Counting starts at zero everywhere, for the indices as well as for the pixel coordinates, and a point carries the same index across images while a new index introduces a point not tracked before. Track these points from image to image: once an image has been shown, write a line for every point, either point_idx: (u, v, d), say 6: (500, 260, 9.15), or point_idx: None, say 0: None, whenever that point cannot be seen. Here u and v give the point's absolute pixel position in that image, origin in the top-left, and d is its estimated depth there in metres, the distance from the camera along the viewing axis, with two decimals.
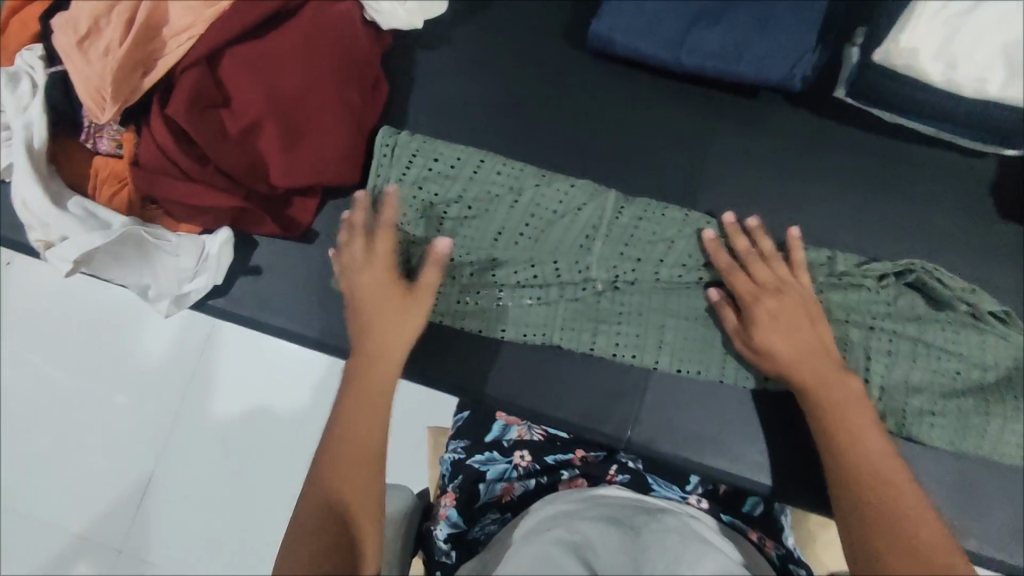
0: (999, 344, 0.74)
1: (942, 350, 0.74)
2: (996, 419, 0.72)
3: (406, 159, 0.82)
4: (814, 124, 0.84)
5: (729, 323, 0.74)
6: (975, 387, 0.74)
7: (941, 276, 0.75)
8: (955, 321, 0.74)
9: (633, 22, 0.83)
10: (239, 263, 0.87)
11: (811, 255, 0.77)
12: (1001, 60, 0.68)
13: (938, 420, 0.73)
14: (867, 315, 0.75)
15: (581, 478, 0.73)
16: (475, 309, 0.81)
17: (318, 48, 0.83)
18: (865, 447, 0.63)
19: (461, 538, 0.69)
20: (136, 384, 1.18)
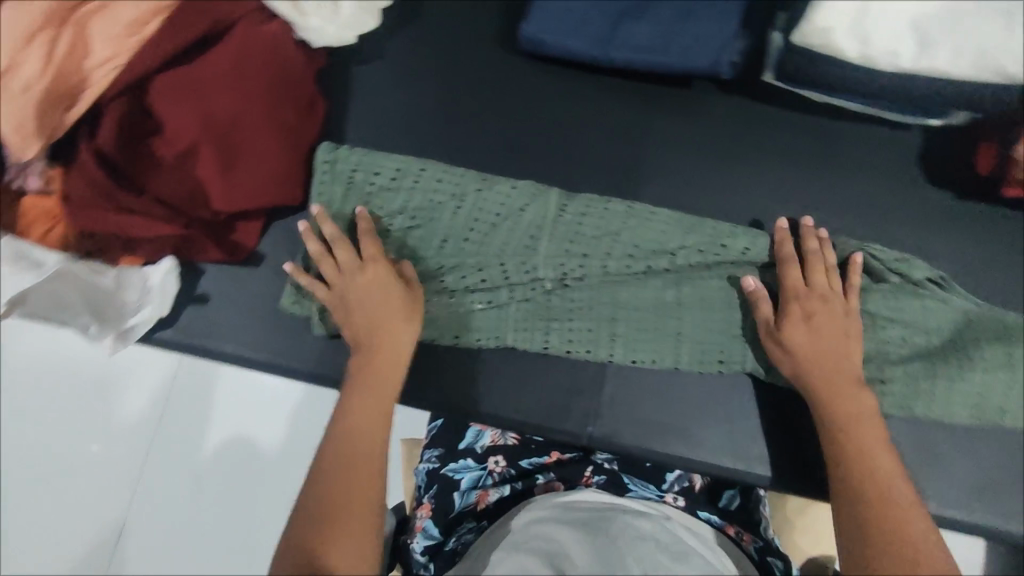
0: (940, 308, 0.75)
1: (886, 319, 0.76)
2: (942, 381, 0.74)
3: (346, 175, 0.83)
4: (745, 108, 0.86)
5: (762, 312, 0.74)
6: (920, 352, 0.75)
7: (872, 250, 0.77)
8: (895, 291, 0.76)
9: (561, 22, 0.84)
10: (186, 292, 0.86)
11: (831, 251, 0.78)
12: (911, 32, 0.70)
13: (887, 388, 0.75)
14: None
15: (556, 481, 0.75)
16: (427, 318, 0.81)
17: (250, 70, 0.82)
18: (880, 471, 0.65)
19: (437, 550, 0.72)
20: (102, 429, 1.14)
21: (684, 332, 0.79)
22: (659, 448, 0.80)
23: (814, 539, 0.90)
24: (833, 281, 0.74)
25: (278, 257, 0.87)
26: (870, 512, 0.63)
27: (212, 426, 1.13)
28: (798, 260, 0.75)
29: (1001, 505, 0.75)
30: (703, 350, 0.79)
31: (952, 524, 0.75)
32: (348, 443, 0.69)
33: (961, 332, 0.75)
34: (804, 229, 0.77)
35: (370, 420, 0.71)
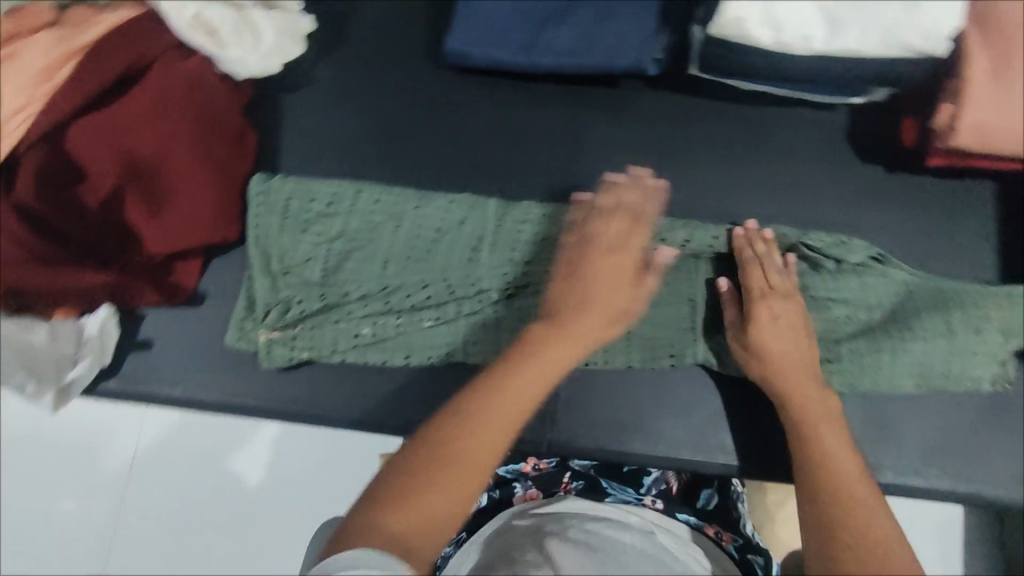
0: (878, 282, 0.77)
1: (826, 299, 0.77)
2: (886, 354, 0.75)
3: (281, 205, 0.82)
4: (674, 103, 0.88)
5: (728, 318, 0.76)
6: (863, 329, 0.77)
7: (808, 237, 0.78)
8: (833, 272, 0.77)
9: (483, 33, 0.84)
10: (128, 339, 0.84)
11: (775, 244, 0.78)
12: (819, 17, 0.71)
13: (834, 367, 0.76)
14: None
15: (533, 490, 0.77)
16: (376, 341, 0.80)
17: (173, 108, 0.81)
18: (842, 469, 0.64)
19: None
20: (76, 488, 1.11)
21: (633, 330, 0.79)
22: (621, 448, 0.80)
23: (788, 528, 0.91)
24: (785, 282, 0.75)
25: (219, 294, 0.85)
26: (827, 500, 0.62)
27: (179, 473, 1.10)
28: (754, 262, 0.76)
29: (957, 470, 0.76)
30: (651, 346, 0.79)
31: (909, 493, 0.76)
32: (473, 402, 0.61)
33: (899, 303, 0.76)
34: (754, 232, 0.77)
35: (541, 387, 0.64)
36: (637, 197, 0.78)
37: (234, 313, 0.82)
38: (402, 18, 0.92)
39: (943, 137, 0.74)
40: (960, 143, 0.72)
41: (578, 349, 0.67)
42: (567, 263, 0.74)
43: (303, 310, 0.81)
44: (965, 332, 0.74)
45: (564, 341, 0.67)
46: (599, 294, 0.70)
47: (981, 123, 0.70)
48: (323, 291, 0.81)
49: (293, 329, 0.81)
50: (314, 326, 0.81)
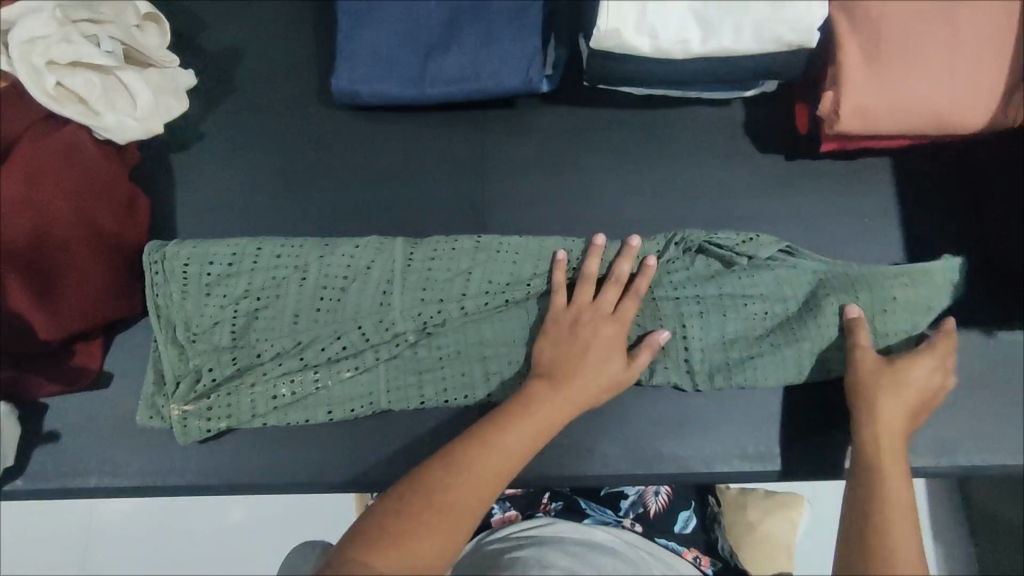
0: (790, 274, 0.77)
1: (742, 299, 0.77)
2: (807, 343, 0.75)
3: (180, 271, 0.77)
4: (574, 116, 0.87)
5: (860, 341, 0.72)
6: (783, 322, 0.77)
7: (717, 237, 0.78)
8: (745, 269, 0.77)
9: (368, 69, 0.82)
10: (32, 433, 0.79)
11: (700, 262, 0.78)
12: (694, 17, 0.71)
13: (759, 363, 0.76)
14: (668, 287, 0.77)
15: (513, 512, 0.84)
16: (295, 400, 0.77)
17: (47, 182, 0.74)
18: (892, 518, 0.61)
19: None
20: None
21: None
22: (560, 472, 0.79)
23: (768, 545, 0.89)
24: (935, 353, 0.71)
25: (127, 371, 0.82)
26: (877, 514, 0.62)
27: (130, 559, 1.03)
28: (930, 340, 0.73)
29: None
30: None
31: (842, 475, 0.78)
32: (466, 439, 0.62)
33: (814, 292, 0.76)
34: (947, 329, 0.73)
35: (529, 441, 0.63)
36: (644, 282, 0.74)
37: (144, 389, 0.78)
38: (288, 61, 0.89)
39: (830, 124, 0.74)
40: (844, 128, 0.73)
41: (566, 410, 0.66)
42: (558, 328, 0.72)
43: (216, 377, 0.77)
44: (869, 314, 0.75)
45: (557, 398, 0.66)
46: (587, 358, 0.69)
47: (863, 107, 0.71)
48: (234, 354, 0.77)
49: (208, 398, 0.77)
50: (231, 392, 0.77)
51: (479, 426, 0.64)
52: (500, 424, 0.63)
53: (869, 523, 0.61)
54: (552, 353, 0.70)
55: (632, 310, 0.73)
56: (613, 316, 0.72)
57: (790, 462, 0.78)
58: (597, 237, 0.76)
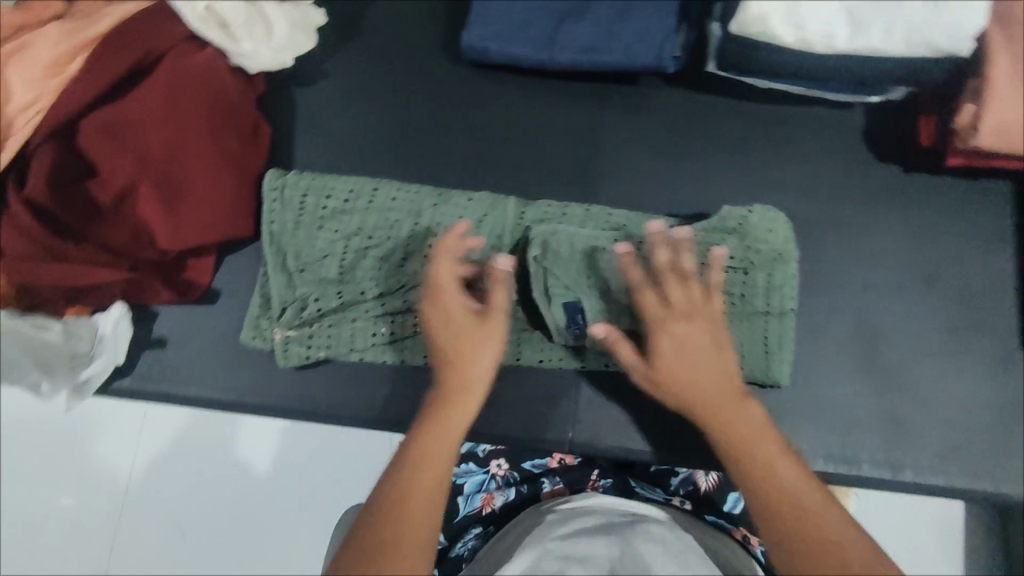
0: (786, 285, 0.77)
1: (729, 292, 0.77)
2: (759, 341, 0.77)
3: (297, 202, 0.80)
4: (693, 100, 0.87)
5: (625, 357, 0.70)
6: (747, 314, 0.78)
7: (733, 223, 0.78)
8: (748, 262, 0.77)
9: (502, 29, 0.84)
10: (142, 337, 0.83)
11: (742, 239, 0.77)
12: (844, 13, 0.71)
13: (747, 357, 0.77)
14: (762, 296, 0.77)
15: (562, 486, 0.77)
16: (395, 339, 0.80)
17: (186, 103, 0.78)
18: (776, 471, 0.58)
19: (441, 557, 0.72)
20: (76, 483, 1.08)
21: None
22: (645, 446, 0.81)
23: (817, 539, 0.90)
24: (686, 296, 0.69)
25: (235, 292, 0.85)
26: (769, 490, 0.57)
27: (186, 471, 1.07)
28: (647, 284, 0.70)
29: (970, 467, 0.77)
30: None
31: (927, 490, 0.77)
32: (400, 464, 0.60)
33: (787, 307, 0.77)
34: (653, 237, 0.72)
35: (441, 460, 0.60)
36: (505, 290, 0.70)
37: (250, 310, 0.82)
38: (418, 12, 0.91)
39: (966, 136, 0.74)
40: (981, 144, 0.72)
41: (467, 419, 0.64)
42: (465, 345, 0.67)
43: (321, 308, 0.80)
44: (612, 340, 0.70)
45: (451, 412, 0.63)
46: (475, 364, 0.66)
47: (1003, 124, 0.70)
48: (340, 288, 0.80)
49: (310, 327, 0.80)
50: (332, 324, 0.80)
51: (391, 478, 0.59)
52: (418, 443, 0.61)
53: (768, 498, 0.57)
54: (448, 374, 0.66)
55: (485, 334, 0.68)
56: (483, 325, 0.68)
57: (876, 468, 0.78)
58: (656, 224, 0.72)
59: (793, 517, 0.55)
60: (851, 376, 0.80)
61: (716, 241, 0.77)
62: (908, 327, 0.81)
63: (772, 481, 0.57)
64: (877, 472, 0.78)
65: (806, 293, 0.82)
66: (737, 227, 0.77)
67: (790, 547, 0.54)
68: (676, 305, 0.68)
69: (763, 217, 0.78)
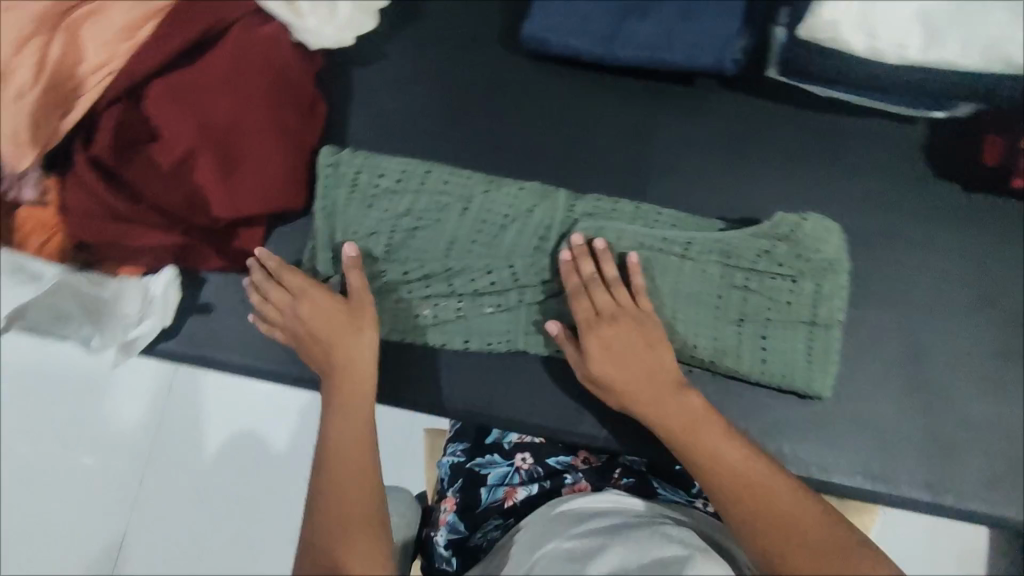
0: (836, 297, 0.76)
1: (775, 300, 0.76)
2: (803, 351, 0.76)
3: (350, 178, 0.80)
4: (750, 104, 0.86)
5: (570, 355, 0.74)
6: (793, 321, 0.77)
7: (787, 228, 0.76)
8: (799, 270, 0.76)
9: (563, 21, 0.84)
10: (188, 302, 0.84)
11: (797, 245, 0.75)
12: (916, 26, 0.71)
13: (789, 366, 0.76)
14: (810, 307, 0.76)
15: (584, 482, 0.76)
16: (437, 322, 0.81)
17: (248, 74, 0.79)
18: (723, 458, 0.62)
19: (461, 544, 0.74)
20: (101, 444, 1.09)
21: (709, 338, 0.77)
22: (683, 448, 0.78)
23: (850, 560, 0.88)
24: (608, 300, 0.73)
25: None
26: (723, 475, 0.61)
27: (213, 439, 1.08)
28: (580, 290, 0.74)
29: (1010, 496, 0.76)
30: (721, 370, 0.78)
31: (965, 515, 0.76)
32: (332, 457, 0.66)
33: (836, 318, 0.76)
34: (573, 250, 0.75)
35: (355, 440, 0.67)
36: (357, 272, 0.75)
37: None
38: None
39: None
40: None
41: (368, 398, 0.70)
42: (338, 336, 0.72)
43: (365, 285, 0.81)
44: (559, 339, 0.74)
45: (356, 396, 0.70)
46: (351, 353, 0.72)
47: None
48: (385, 266, 0.80)
49: None
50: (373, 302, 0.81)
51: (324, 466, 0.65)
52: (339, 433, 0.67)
53: (724, 482, 0.60)
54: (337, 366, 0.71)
55: (364, 321, 0.73)
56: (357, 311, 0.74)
57: (916, 489, 0.76)
58: (576, 236, 0.76)
59: (751, 497, 0.59)
60: (895, 394, 0.78)
61: (766, 248, 0.76)
62: (955, 348, 0.79)
63: (724, 465, 0.61)
64: (916, 494, 0.76)
65: (854, 307, 0.81)
66: (788, 234, 0.76)
67: (754, 526, 0.57)
68: (603, 309, 0.72)
69: (817, 225, 0.76)
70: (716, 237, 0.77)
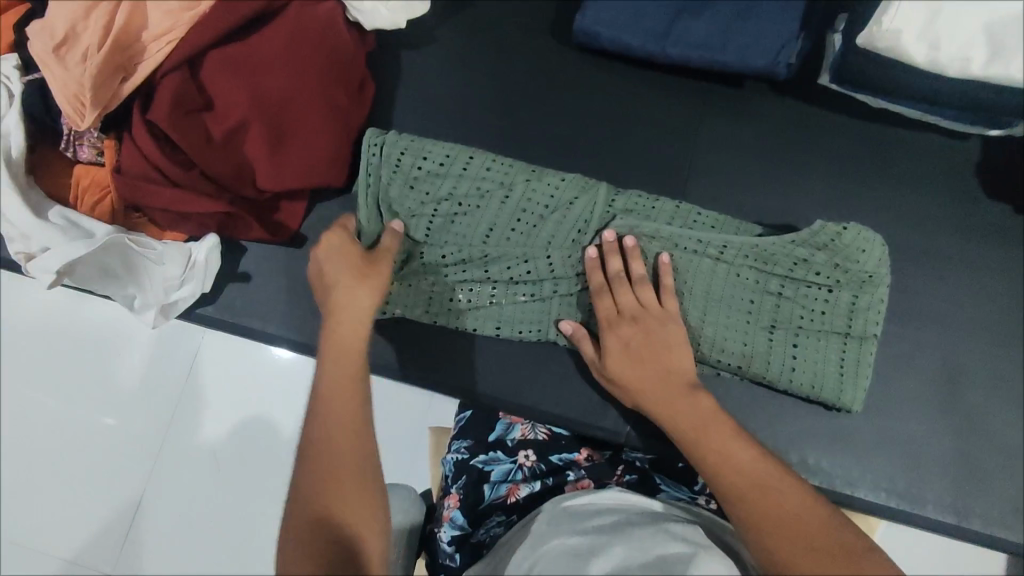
0: (875, 310, 0.75)
1: (810, 309, 0.75)
2: (836, 364, 0.75)
3: (394, 158, 0.80)
4: (798, 111, 0.85)
5: (586, 353, 0.76)
6: (829, 333, 0.75)
7: (826, 236, 0.74)
8: (838, 281, 0.74)
9: (616, 15, 0.84)
10: (226, 270, 0.86)
11: (840, 254, 0.74)
12: (983, 39, 0.68)
13: (821, 378, 0.75)
14: (847, 320, 0.75)
15: (586, 479, 0.74)
16: (470, 307, 0.82)
17: (303, 50, 0.81)
18: (733, 460, 0.60)
19: (465, 539, 0.72)
20: (128, 405, 1.12)
21: (740, 345, 0.76)
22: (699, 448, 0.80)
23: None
24: (632, 299, 0.73)
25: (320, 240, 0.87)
26: (729, 476, 0.59)
27: (237, 406, 1.11)
28: (604, 289, 0.75)
29: None
30: (750, 377, 0.77)
31: (989, 540, 0.75)
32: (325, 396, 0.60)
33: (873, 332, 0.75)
34: (604, 247, 0.76)
35: (347, 380, 0.61)
36: (396, 241, 0.75)
37: None
38: None
39: None
40: None
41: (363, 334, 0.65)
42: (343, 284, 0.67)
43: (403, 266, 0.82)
44: (575, 337, 0.77)
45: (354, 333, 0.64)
46: (354, 302, 0.66)
47: None
48: (423, 250, 0.81)
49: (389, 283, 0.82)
50: (410, 283, 0.82)
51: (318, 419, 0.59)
52: (333, 371, 0.61)
53: (731, 483, 0.58)
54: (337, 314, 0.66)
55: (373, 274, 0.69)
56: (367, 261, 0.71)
57: (942, 511, 0.75)
58: (606, 234, 0.76)
59: (758, 498, 0.57)
60: (923, 415, 0.77)
61: (805, 256, 0.74)
62: (992, 371, 0.78)
63: (730, 465, 0.59)
64: (941, 516, 0.75)
65: (890, 323, 0.79)
66: (830, 242, 0.74)
67: (761, 529, 0.55)
68: (626, 309, 0.73)
69: (863, 232, 0.74)
70: (755, 242, 0.75)
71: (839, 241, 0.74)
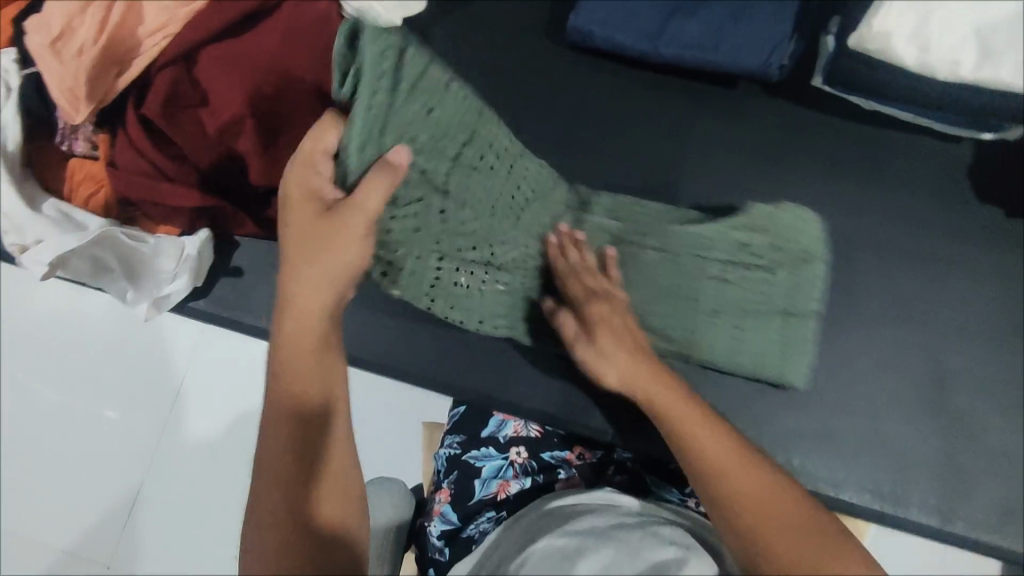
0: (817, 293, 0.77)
1: (753, 292, 0.78)
2: (785, 349, 0.77)
3: (416, 70, 0.60)
4: (791, 112, 0.85)
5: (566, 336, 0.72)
6: (774, 316, 0.78)
7: (764, 219, 0.78)
8: (777, 263, 0.78)
9: (609, 15, 0.84)
10: (219, 265, 0.87)
11: (782, 236, 0.77)
12: (973, 41, 0.67)
13: (769, 361, 0.77)
14: (789, 303, 0.77)
15: (577, 478, 0.76)
16: (464, 294, 0.74)
17: (297, 47, 0.81)
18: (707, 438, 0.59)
19: (454, 535, 0.73)
20: (125, 397, 1.13)
21: (682, 326, 0.78)
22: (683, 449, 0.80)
23: None
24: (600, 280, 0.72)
25: None
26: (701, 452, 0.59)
27: (231, 398, 1.11)
28: (570, 272, 0.73)
29: None
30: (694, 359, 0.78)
31: (975, 543, 0.74)
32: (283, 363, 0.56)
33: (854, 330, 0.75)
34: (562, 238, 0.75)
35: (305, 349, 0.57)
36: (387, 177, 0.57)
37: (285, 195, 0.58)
38: None
39: None
40: None
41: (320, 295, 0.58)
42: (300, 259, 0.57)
43: (417, 221, 0.64)
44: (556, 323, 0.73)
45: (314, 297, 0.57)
46: (313, 287, 0.57)
47: None
48: (444, 202, 0.66)
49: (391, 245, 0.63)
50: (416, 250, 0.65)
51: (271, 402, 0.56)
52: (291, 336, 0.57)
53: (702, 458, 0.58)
54: (289, 285, 0.57)
55: (339, 250, 0.57)
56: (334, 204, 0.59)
57: (927, 513, 0.75)
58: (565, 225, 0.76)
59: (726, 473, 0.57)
60: (910, 416, 0.77)
61: (744, 240, 0.78)
62: (982, 374, 0.78)
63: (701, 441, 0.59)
64: (926, 518, 0.75)
65: (880, 324, 0.79)
66: (768, 223, 0.78)
67: (732, 503, 0.55)
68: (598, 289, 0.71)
69: (798, 212, 0.78)
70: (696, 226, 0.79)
71: (777, 222, 0.77)
